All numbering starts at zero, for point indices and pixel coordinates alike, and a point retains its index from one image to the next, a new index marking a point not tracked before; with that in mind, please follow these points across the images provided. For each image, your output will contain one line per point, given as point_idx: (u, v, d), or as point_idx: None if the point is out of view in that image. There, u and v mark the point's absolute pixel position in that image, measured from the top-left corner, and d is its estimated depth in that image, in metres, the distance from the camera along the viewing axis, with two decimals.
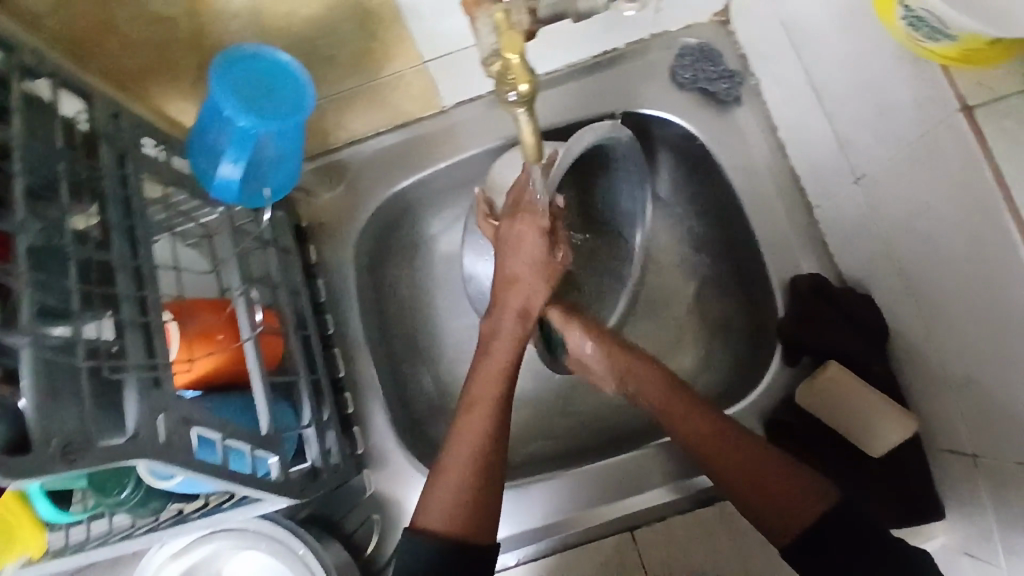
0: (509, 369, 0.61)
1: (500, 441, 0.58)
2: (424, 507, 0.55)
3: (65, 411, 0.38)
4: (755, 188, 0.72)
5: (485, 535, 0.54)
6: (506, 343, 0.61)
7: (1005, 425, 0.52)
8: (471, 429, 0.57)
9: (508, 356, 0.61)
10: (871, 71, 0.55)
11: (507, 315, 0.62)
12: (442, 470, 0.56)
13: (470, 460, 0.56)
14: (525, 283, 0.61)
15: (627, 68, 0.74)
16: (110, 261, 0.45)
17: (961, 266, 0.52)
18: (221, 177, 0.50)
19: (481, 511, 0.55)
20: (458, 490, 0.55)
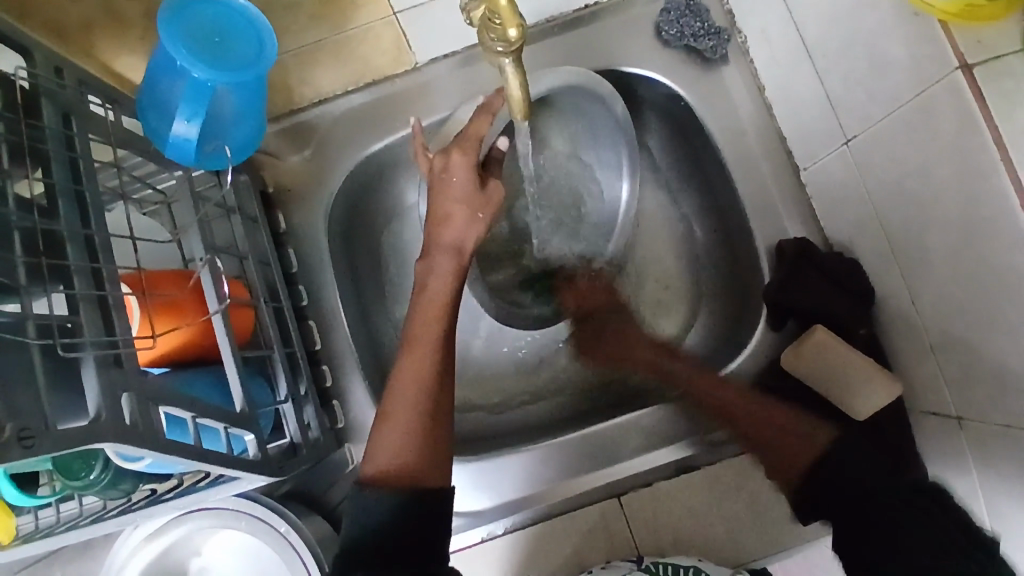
0: (449, 306, 0.58)
1: (444, 375, 0.56)
2: (374, 449, 0.53)
3: (18, 397, 0.35)
4: (741, 150, 0.71)
5: (437, 474, 0.52)
6: (443, 281, 0.59)
7: (990, 388, 0.53)
8: (414, 364, 0.55)
9: (446, 294, 0.59)
10: (864, 25, 0.53)
11: (441, 252, 0.60)
12: (388, 410, 0.54)
13: (414, 401, 0.54)
14: (458, 221, 0.60)
15: (608, 24, 0.71)
16: (58, 231, 0.41)
17: (953, 229, 0.51)
18: (176, 137, 0.46)
19: (431, 445, 0.53)
20: (407, 427, 0.53)
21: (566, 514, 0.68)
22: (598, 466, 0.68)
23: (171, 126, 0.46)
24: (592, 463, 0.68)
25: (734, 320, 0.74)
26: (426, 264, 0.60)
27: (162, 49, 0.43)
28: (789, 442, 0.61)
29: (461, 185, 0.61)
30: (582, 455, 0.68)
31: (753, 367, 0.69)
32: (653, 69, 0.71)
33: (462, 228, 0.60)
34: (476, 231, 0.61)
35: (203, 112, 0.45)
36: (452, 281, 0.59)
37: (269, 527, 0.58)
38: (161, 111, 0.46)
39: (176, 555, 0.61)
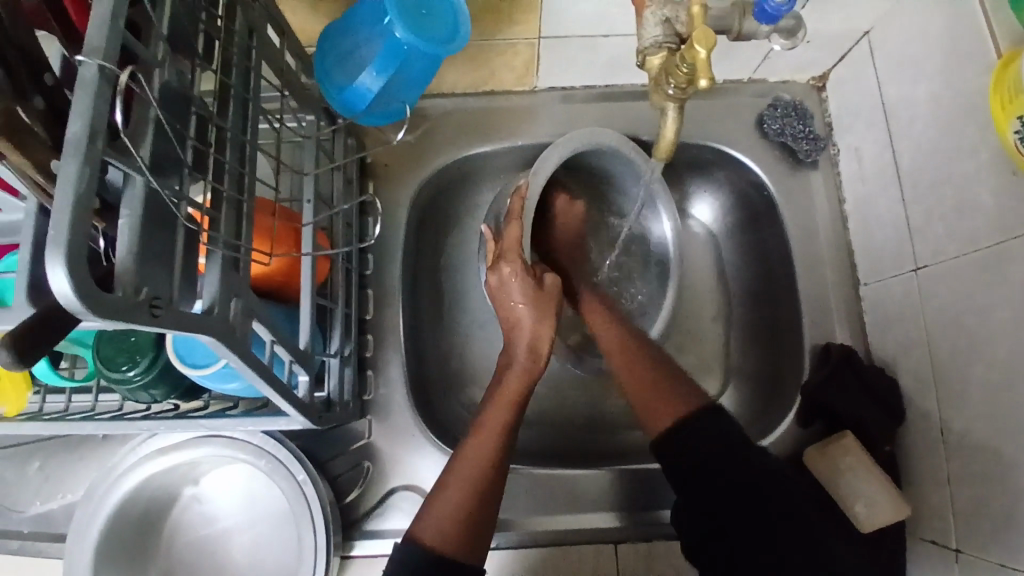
0: (520, 398, 0.61)
1: (500, 472, 0.57)
2: (422, 517, 0.55)
3: (158, 271, 0.36)
4: (808, 251, 0.75)
5: (468, 558, 0.53)
6: (518, 375, 0.61)
7: (998, 534, 0.55)
8: (476, 453, 0.57)
9: (518, 388, 0.61)
10: (960, 169, 0.58)
11: (519, 349, 0.62)
12: (445, 485, 0.56)
13: (469, 480, 0.55)
14: (526, 326, 0.63)
15: (716, 104, 0.77)
16: (224, 130, 0.43)
17: (1001, 376, 0.54)
18: (358, 85, 0.51)
19: (473, 532, 0.54)
20: (458, 504, 0.55)
21: (561, 546, 0.68)
22: (572, 509, 0.69)
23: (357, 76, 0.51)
24: (567, 504, 0.69)
25: (761, 405, 0.76)
26: (506, 358, 0.63)
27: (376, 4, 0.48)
28: (655, 393, 0.62)
29: (517, 288, 0.63)
30: (544, 494, 0.69)
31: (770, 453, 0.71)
32: (749, 156, 0.76)
33: (529, 328, 0.63)
34: (546, 330, 0.63)
35: (388, 70, 0.50)
36: (525, 379, 0.61)
37: (287, 473, 0.57)
38: (346, 60, 0.51)
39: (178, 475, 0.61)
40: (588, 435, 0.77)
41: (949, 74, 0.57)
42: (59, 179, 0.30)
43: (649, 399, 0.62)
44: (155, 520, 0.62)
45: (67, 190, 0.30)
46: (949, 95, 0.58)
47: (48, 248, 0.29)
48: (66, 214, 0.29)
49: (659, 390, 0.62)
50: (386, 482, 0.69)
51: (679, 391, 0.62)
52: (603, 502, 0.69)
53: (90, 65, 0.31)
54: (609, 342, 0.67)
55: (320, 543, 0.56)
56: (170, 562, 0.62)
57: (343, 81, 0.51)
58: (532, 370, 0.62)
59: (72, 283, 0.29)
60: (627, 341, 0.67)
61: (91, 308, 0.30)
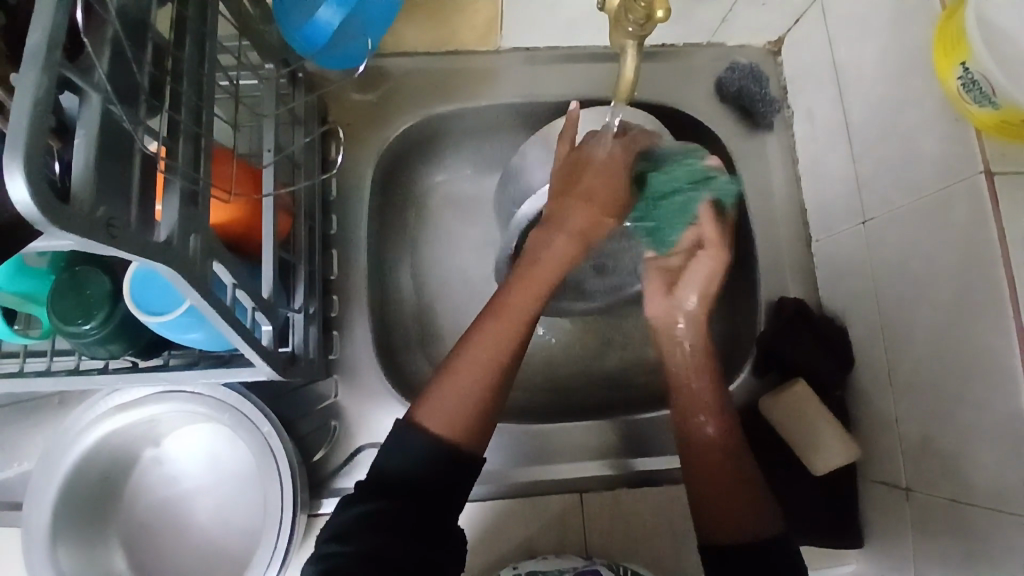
0: (549, 287, 0.60)
1: (514, 362, 0.58)
2: (430, 400, 0.55)
3: (116, 195, 0.35)
4: (765, 210, 0.77)
5: (477, 444, 0.55)
6: (552, 262, 0.60)
7: (945, 466, 0.58)
8: (492, 341, 0.57)
9: (547, 275, 0.60)
10: (906, 122, 0.60)
11: (562, 233, 0.60)
12: (455, 370, 0.56)
13: (483, 367, 0.56)
14: (588, 212, 0.60)
15: (676, 68, 0.79)
16: (181, 62, 0.42)
17: (944, 315, 0.57)
18: (317, 21, 0.51)
19: (482, 421, 0.55)
20: (470, 389, 0.55)
21: (531, 497, 0.70)
22: (537, 461, 0.71)
23: (315, 11, 0.51)
24: (533, 456, 0.71)
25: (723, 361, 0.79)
26: (538, 240, 0.61)
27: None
28: (732, 508, 0.56)
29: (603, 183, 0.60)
30: (508, 448, 0.71)
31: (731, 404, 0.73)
32: (708, 118, 0.78)
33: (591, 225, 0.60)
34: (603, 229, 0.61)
35: (349, 5, 0.51)
36: (558, 265, 0.60)
37: (251, 425, 0.57)
38: (302, 0, 0.51)
39: (140, 434, 0.60)
40: (555, 394, 0.79)
41: (896, 31, 0.60)
42: (18, 86, 0.29)
43: (716, 496, 0.57)
44: (115, 481, 0.60)
45: (26, 95, 0.29)
46: (896, 51, 0.60)
47: (4, 153, 0.28)
48: (23, 120, 0.29)
49: (734, 504, 0.56)
50: (354, 440, 0.69)
51: (768, 509, 0.56)
52: (574, 455, 0.71)
53: None
54: (700, 442, 0.60)
55: (288, 493, 0.56)
56: (130, 524, 0.61)
57: (301, 20, 0.51)
58: (572, 256, 0.61)
59: (30, 189, 0.28)
60: (735, 448, 0.59)
61: (51, 217, 0.29)
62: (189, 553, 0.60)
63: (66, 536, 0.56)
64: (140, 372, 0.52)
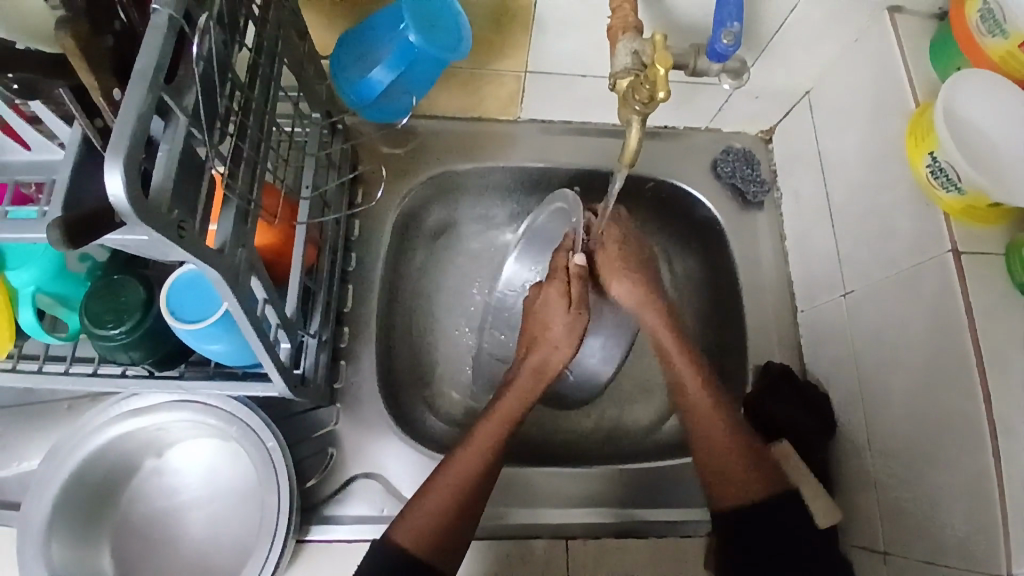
0: (515, 418, 0.65)
1: (482, 485, 0.61)
2: (403, 519, 0.59)
3: (185, 203, 0.40)
4: (754, 280, 0.83)
5: (443, 558, 0.58)
6: (516, 396, 0.66)
7: (919, 529, 0.60)
8: (461, 467, 0.61)
9: (511, 407, 0.65)
10: (882, 206, 0.67)
11: (525, 369, 0.68)
12: (427, 490, 0.60)
13: (452, 490, 0.60)
14: (547, 344, 0.68)
15: (678, 147, 0.87)
16: (249, 99, 0.48)
17: (916, 384, 0.61)
18: (370, 79, 0.58)
19: (449, 542, 0.59)
20: (437, 511, 0.59)
21: (516, 539, 0.70)
22: (523, 503, 0.72)
23: (368, 70, 0.58)
24: (521, 499, 0.72)
25: None
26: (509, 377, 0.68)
27: (394, 13, 0.56)
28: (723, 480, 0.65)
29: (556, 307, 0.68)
30: (498, 488, 0.72)
31: None
32: (703, 193, 0.85)
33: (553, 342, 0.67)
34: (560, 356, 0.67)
35: (398, 69, 0.57)
36: (520, 399, 0.66)
37: (256, 439, 0.59)
38: (360, 59, 0.58)
39: (146, 441, 0.62)
40: (543, 442, 0.81)
41: (874, 127, 0.67)
42: (126, 101, 0.35)
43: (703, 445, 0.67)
44: (114, 486, 0.62)
45: (132, 108, 0.35)
46: (873, 144, 0.68)
47: (110, 153, 0.33)
48: (128, 129, 0.34)
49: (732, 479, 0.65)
50: (349, 467, 0.71)
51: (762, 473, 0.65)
52: (559, 498, 0.72)
53: (163, 12, 0.37)
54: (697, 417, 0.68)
55: (284, 506, 0.57)
56: (122, 531, 0.62)
57: (356, 76, 0.58)
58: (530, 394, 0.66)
59: (125, 185, 0.33)
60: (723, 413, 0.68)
61: (137, 210, 0.34)
62: (175, 565, 0.61)
63: (60, 533, 0.57)
64: (163, 377, 0.55)
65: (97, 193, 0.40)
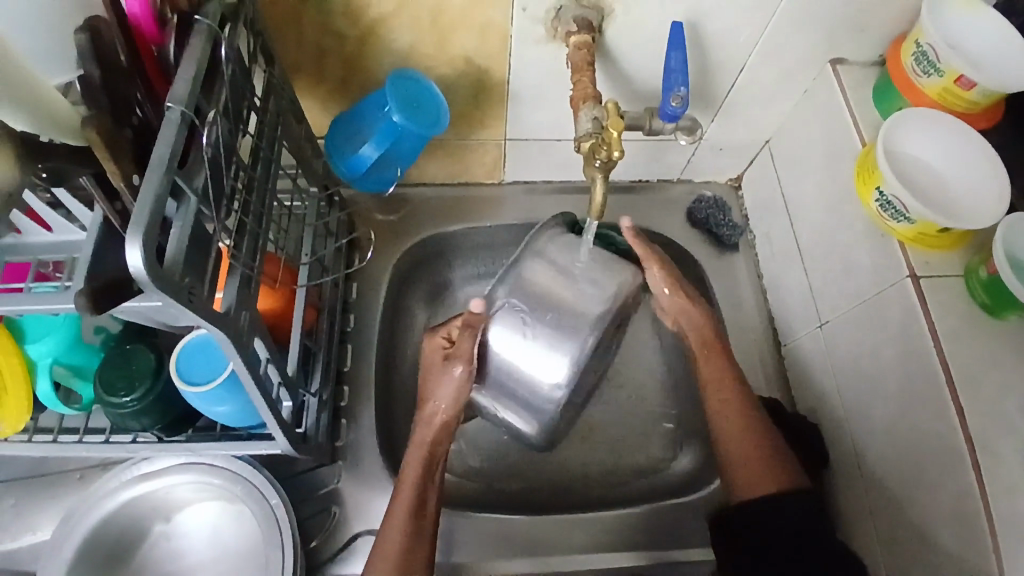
0: (422, 479, 0.65)
1: (417, 554, 0.61)
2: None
3: (195, 272, 0.44)
4: (736, 318, 0.86)
5: None
6: (417, 457, 0.66)
7: (915, 551, 0.61)
8: (391, 541, 0.61)
9: (415, 472, 0.65)
10: (844, 239, 0.71)
11: (422, 433, 0.67)
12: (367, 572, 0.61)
13: (392, 565, 0.60)
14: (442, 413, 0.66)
15: (653, 198, 0.92)
16: (252, 178, 0.53)
17: (895, 406, 0.64)
18: (359, 155, 0.64)
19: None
20: None
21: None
22: (525, 552, 0.73)
23: (358, 147, 0.64)
24: (523, 548, 0.73)
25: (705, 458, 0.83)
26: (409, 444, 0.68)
27: (380, 97, 0.62)
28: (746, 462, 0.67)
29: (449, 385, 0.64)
30: (499, 538, 0.73)
31: (714, 499, 0.77)
32: (680, 239, 0.90)
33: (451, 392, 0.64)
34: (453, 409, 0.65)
35: (384, 145, 0.63)
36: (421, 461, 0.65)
37: (261, 496, 0.61)
38: (351, 138, 0.64)
39: (154, 506, 0.64)
40: (542, 490, 0.83)
41: (830, 169, 0.73)
42: (143, 187, 0.40)
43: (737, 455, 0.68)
44: (126, 551, 0.63)
45: (149, 193, 0.40)
46: (830, 183, 0.73)
47: (131, 230, 0.38)
48: (146, 211, 0.39)
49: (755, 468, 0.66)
50: (351, 525, 0.72)
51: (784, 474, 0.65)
52: (559, 545, 0.73)
53: (176, 108, 0.43)
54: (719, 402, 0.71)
55: (288, 564, 0.58)
56: None
57: (348, 152, 0.64)
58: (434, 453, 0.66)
59: (143, 259, 0.37)
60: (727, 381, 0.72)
61: (154, 281, 0.38)
62: None
63: None
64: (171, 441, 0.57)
65: (114, 267, 0.44)
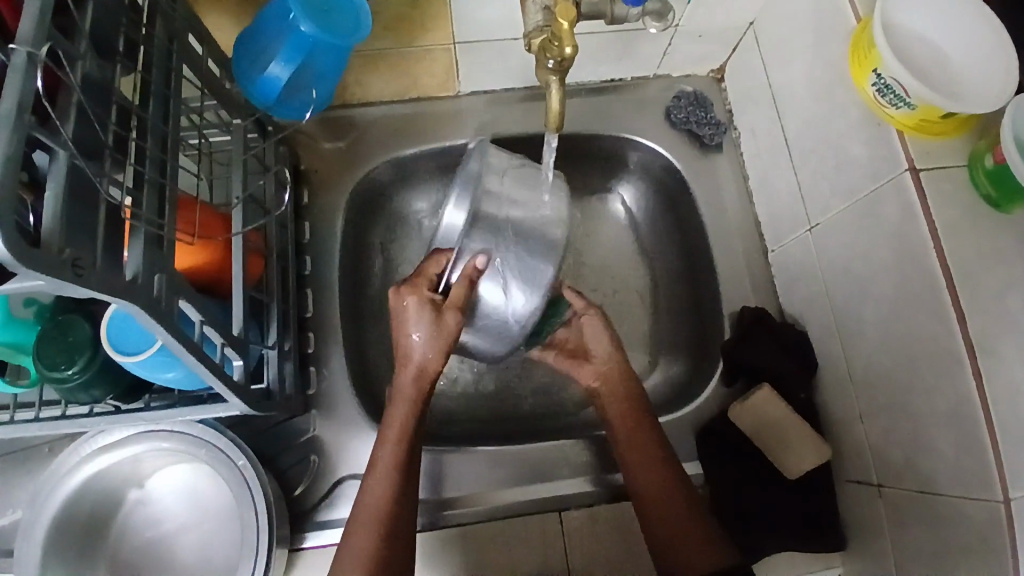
0: (410, 430, 0.60)
1: (405, 507, 0.58)
2: (337, 564, 0.56)
3: (83, 240, 0.38)
4: (721, 225, 0.80)
5: None
6: (402, 407, 0.59)
7: (908, 456, 0.59)
8: (376, 494, 0.58)
9: (404, 421, 0.59)
10: (836, 131, 0.64)
11: (406, 372, 0.58)
12: (351, 528, 0.57)
13: (375, 521, 0.57)
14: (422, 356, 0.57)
15: (627, 99, 0.83)
16: (144, 120, 0.46)
17: (887, 310, 0.60)
18: (269, 76, 0.55)
19: (387, 569, 0.55)
20: (368, 545, 0.56)
21: (508, 519, 0.69)
22: (512, 483, 0.71)
23: (267, 67, 0.55)
24: (510, 479, 0.72)
25: (693, 373, 0.80)
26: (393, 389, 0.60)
27: (279, 5, 0.53)
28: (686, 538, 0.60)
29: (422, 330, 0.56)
30: (487, 471, 0.72)
31: (703, 415, 0.75)
32: (659, 143, 0.82)
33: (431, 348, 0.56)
34: (438, 357, 0.57)
35: (296, 61, 0.54)
36: (410, 409, 0.59)
37: (227, 458, 0.59)
38: (258, 57, 0.56)
39: (123, 474, 0.62)
40: (528, 419, 0.81)
41: (819, 50, 0.64)
42: None
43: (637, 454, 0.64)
44: (103, 522, 0.62)
45: None
46: (819, 69, 0.65)
47: None
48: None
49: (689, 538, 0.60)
50: (333, 472, 0.70)
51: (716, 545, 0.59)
52: (548, 474, 0.72)
53: (19, 49, 0.35)
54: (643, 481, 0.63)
55: (264, 523, 0.57)
56: (118, 564, 0.63)
57: (255, 73, 0.56)
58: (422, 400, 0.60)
59: (0, 235, 0.31)
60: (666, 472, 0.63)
61: (20, 260, 0.32)
62: None
63: None
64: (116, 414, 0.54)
65: None
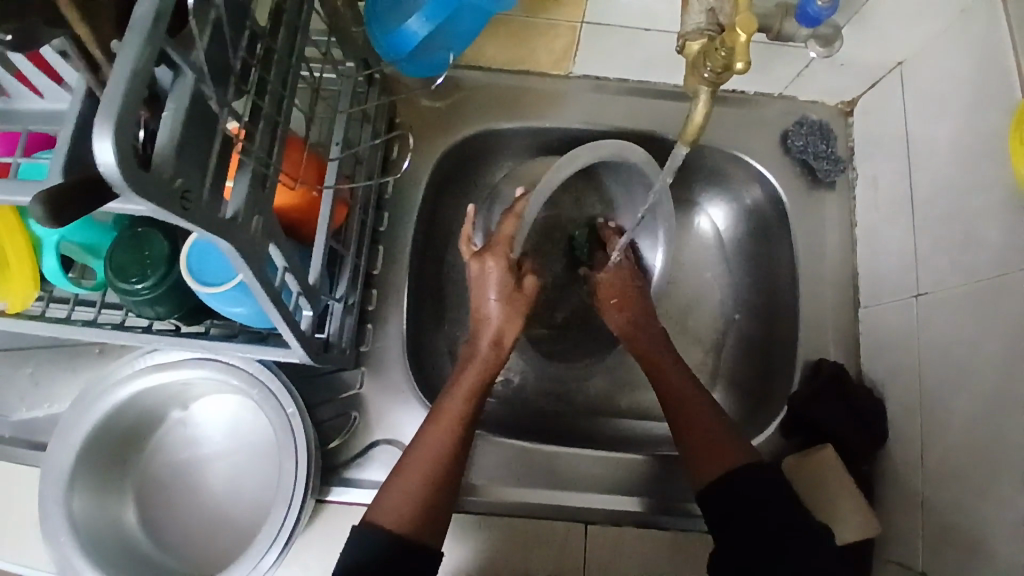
0: (478, 390, 0.60)
1: (457, 460, 0.57)
2: (379, 501, 0.54)
3: (193, 170, 0.37)
4: (814, 269, 0.76)
5: (427, 535, 0.53)
6: (474, 369, 0.61)
7: (964, 559, 0.55)
8: (433, 441, 0.57)
9: (474, 381, 0.61)
10: (973, 201, 0.59)
11: (483, 340, 0.63)
12: (400, 470, 0.56)
13: (426, 464, 0.55)
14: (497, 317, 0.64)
15: (745, 114, 0.78)
16: (270, 51, 0.44)
17: (984, 406, 0.55)
18: (406, 30, 0.53)
19: (428, 513, 0.53)
20: (415, 486, 0.54)
21: (532, 518, 0.68)
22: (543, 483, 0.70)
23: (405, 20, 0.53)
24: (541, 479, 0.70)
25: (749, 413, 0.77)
26: (466, 355, 0.64)
27: None
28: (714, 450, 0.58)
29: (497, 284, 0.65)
30: (521, 467, 0.70)
31: None
32: (769, 168, 0.78)
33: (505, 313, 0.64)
34: (513, 326, 0.64)
35: (437, 19, 0.52)
36: (482, 371, 0.61)
37: (277, 404, 0.58)
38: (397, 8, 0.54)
39: (171, 393, 0.62)
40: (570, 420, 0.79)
41: (976, 110, 0.58)
42: (120, 56, 0.31)
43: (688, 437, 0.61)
44: (141, 435, 0.63)
45: (126, 68, 0.31)
46: (970, 133, 0.59)
47: (99, 117, 0.30)
48: (119, 90, 0.31)
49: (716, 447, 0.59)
50: (369, 433, 0.70)
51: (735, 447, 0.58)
52: (582, 483, 0.70)
53: None
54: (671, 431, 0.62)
55: (300, 475, 0.57)
56: (146, 480, 0.64)
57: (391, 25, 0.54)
58: (492, 361, 0.62)
59: (115, 153, 0.30)
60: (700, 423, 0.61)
61: (130, 184, 0.31)
62: (198, 517, 0.63)
63: (81, 485, 0.58)
64: (180, 337, 0.53)
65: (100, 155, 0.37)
